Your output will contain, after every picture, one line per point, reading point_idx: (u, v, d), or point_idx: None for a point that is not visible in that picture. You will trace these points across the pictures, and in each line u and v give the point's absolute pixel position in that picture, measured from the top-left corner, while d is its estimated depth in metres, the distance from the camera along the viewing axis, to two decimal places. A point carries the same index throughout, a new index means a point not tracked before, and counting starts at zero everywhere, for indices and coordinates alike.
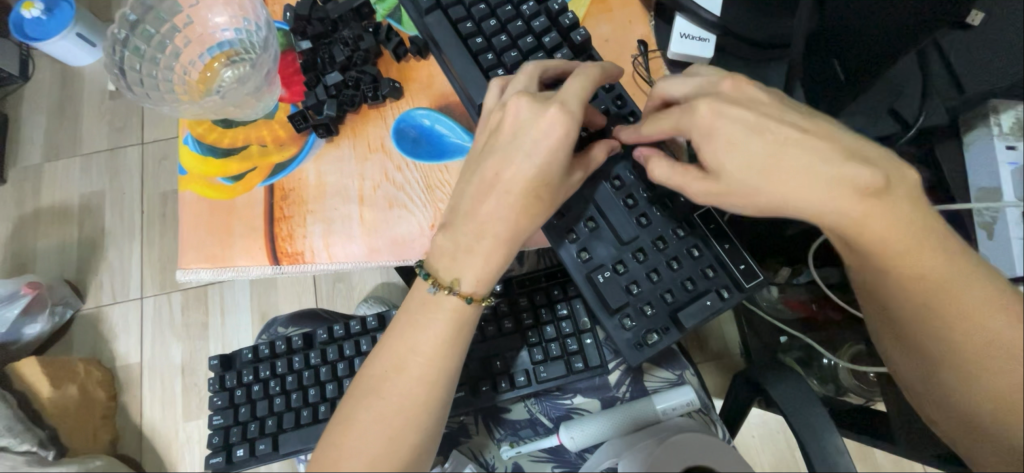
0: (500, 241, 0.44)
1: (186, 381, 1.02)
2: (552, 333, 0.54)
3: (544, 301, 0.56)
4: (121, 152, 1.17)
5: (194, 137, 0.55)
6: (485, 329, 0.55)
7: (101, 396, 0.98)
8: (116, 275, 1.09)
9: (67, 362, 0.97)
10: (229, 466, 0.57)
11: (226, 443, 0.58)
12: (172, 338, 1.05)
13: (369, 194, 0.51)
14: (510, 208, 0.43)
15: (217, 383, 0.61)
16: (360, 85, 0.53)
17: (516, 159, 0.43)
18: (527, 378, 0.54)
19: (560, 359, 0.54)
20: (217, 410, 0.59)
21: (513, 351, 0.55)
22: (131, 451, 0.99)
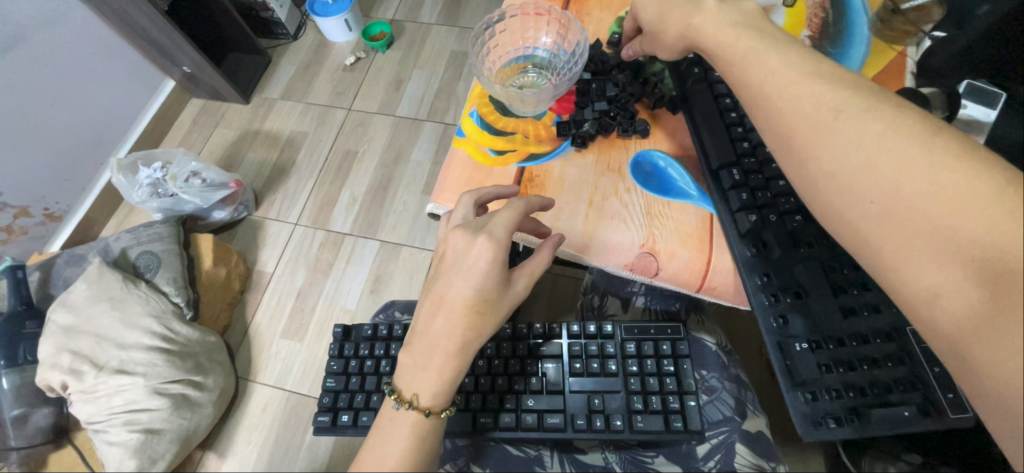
0: (450, 354, 0.45)
1: (297, 303, 1.16)
2: (655, 385, 0.55)
3: (652, 352, 0.56)
4: (332, 110, 1.44)
5: (478, 113, 0.61)
6: (587, 364, 0.56)
7: (235, 287, 1.15)
8: (286, 198, 1.31)
9: (226, 248, 1.15)
10: (333, 427, 0.64)
11: (334, 406, 0.65)
12: (303, 265, 1.21)
13: (598, 203, 0.52)
14: (459, 324, 0.44)
15: (337, 351, 0.69)
16: (619, 116, 0.56)
17: (458, 281, 0.45)
18: (623, 424, 0.53)
19: (659, 414, 0.53)
20: (332, 376, 0.67)
21: (612, 397, 0.55)
22: (234, 341, 1.12)
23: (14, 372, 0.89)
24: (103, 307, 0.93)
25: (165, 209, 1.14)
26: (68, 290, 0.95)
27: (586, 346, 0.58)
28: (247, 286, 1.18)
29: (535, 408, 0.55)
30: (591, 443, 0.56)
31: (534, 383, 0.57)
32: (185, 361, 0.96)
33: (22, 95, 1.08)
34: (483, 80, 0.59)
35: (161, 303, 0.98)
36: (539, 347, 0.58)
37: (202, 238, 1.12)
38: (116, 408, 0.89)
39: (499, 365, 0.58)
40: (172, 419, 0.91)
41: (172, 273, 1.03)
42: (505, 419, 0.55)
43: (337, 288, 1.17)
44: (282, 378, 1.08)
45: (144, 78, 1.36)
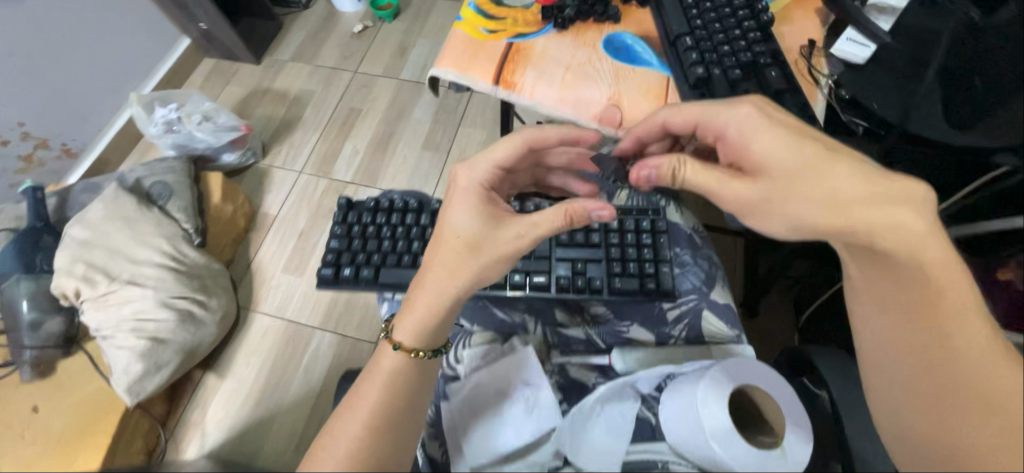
0: (430, 288, 0.51)
1: (299, 242, 1.22)
2: (633, 254, 0.61)
3: (632, 226, 0.63)
4: (339, 72, 1.51)
5: (474, 3, 0.68)
6: (572, 236, 0.63)
7: (241, 225, 1.20)
8: (292, 149, 1.37)
9: (234, 187, 1.21)
10: (334, 281, 0.67)
11: (336, 263, 0.68)
12: (306, 208, 1.27)
13: (574, 68, 0.61)
14: (441, 260, 0.51)
15: (342, 217, 0.72)
16: (593, 6, 0.66)
17: (450, 221, 0.52)
18: (602, 284, 0.60)
19: (635, 277, 0.60)
20: (336, 237, 0.70)
21: (594, 262, 0.62)
22: (237, 274, 1.18)
23: (29, 280, 0.95)
24: (117, 226, 1.00)
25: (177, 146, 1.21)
26: (84, 209, 1.02)
27: None
28: (251, 226, 1.24)
29: (523, 269, 0.61)
30: (574, 319, 0.61)
31: None
32: (192, 281, 1.01)
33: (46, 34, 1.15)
34: None
35: (171, 227, 1.04)
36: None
37: (211, 176, 1.18)
38: (126, 316, 0.95)
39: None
40: (178, 331, 0.96)
41: (184, 202, 1.09)
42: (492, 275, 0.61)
43: None
44: (282, 307, 1.13)
45: (161, 34, 1.43)
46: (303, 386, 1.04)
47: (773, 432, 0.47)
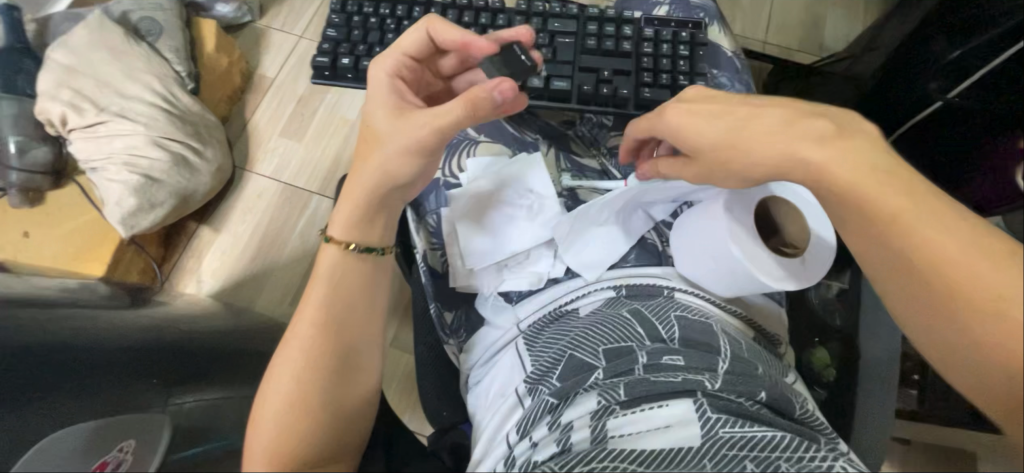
0: (360, 181, 0.47)
1: (298, 108, 1.16)
2: (667, 65, 0.59)
3: (669, 39, 0.60)
4: None
5: None
6: (601, 44, 0.60)
7: (237, 82, 1.13)
8: (291, 9, 1.25)
9: (229, 40, 1.12)
10: (331, 71, 0.64)
11: (333, 53, 0.64)
12: (305, 74, 1.19)
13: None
14: (369, 150, 0.48)
15: (340, 7, 0.66)
16: None
17: (371, 115, 0.49)
18: (629, 94, 0.59)
19: (666, 89, 0.59)
20: (333, 26, 0.65)
21: (621, 74, 0.60)
22: (233, 133, 1.13)
23: (11, 99, 0.89)
24: (105, 56, 0.94)
25: None
26: (68, 34, 0.95)
27: (603, 31, 0.61)
28: (247, 86, 1.17)
29: (547, 73, 0.60)
30: (590, 153, 0.62)
31: (547, 53, 0.60)
32: (184, 124, 0.96)
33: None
34: None
35: (162, 65, 0.98)
36: (558, 24, 0.62)
37: (204, 23, 1.09)
38: (117, 150, 0.91)
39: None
40: (172, 173, 0.93)
41: (175, 43, 1.02)
42: None
43: (338, 99, 1.16)
44: (279, 171, 1.10)
45: None
46: (299, 245, 1.05)
47: (794, 245, 0.48)
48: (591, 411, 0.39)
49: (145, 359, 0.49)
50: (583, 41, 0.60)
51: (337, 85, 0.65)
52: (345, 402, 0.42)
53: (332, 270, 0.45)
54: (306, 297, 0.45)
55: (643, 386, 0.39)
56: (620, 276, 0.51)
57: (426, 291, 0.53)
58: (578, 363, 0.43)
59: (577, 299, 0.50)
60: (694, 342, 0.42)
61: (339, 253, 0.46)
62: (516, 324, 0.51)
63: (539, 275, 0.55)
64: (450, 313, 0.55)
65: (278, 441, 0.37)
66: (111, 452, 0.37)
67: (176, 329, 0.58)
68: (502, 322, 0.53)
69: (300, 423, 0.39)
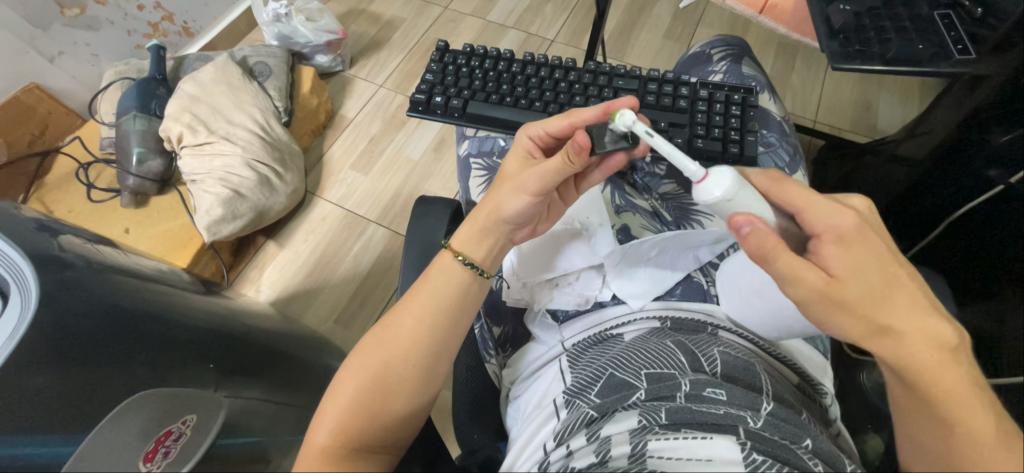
0: (483, 210, 0.53)
1: (369, 145, 1.29)
2: (720, 122, 0.62)
3: (723, 100, 0.63)
4: (430, 5, 1.58)
5: None
6: (659, 100, 0.64)
7: (321, 119, 1.28)
8: (377, 64, 1.44)
9: (321, 85, 1.28)
10: (425, 107, 0.71)
11: (429, 92, 0.72)
12: (380, 118, 1.34)
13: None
14: (498, 186, 0.53)
15: (438, 57, 0.74)
16: None
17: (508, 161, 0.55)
18: (684, 144, 0.61)
19: (719, 142, 0.60)
20: (430, 72, 0.73)
21: (677, 125, 0.62)
22: (310, 162, 1.27)
23: (143, 118, 1.07)
24: (223, 89, 1.11)
25: (279, 36, 1.32)
26: (197, 71, 1.14)
27: (662, 87, 0.65)
28: (329, 124, 1.32)
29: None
30: (641, 196, 0.66)
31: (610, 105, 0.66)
32: (274, 151, 1.10)
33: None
34: None
35: (266, 101, 1.14)
36: (618, 81, 0.67)
37: (304, 68, 1.25)
38: (216, 166, 1.04)
39: (581, 90, 0.68)
40: (257, 190, 1.05)
41: (279, 84, 1.19)
42: None
43: (405, 141, 1.29)
44: (345, 198, 1.21)
45: None
46: (351, 268, 1.13)
47: None
48: (631, 428, 0.41)
49: (219, 341, 0.55)
50: (643, 96, 0.65)
51: (427, 119, 0.73)
52: (414, 399, 0.47)
53: (441, 273, 0.51)
54: (411, 296, 0.50)
55: (684, 412, 0.40)
56: (663, 307, 0.54)
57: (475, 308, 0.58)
58: (618, 381, 0.45)
59: (622, 326, 0.53)
60: (735, 380, 0.44)
61: (449, 260, 0.51)
62: (561, 342, 0.55)
63: (586, 297, 0.57)
64: (496, 328, 0.60)
65: (352, 415, 0.44)
66: (177, 422, 0.41)
67: (245, 325, 0.64)
68: (548, 339, 0.56)
69: (370, 407, 0.45)
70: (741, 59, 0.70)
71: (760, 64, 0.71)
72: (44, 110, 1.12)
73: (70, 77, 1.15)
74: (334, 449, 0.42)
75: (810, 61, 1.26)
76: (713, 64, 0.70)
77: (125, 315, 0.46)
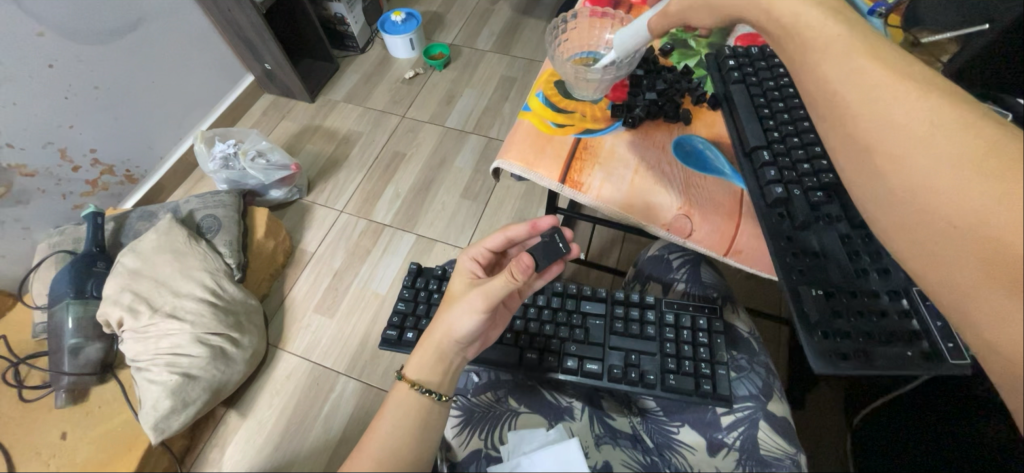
0: (431, 338, 0.50)
1: (333, 283, 1.23)
2: (689, 350, 0.54)
3: (690, 324, 0.55)
4: (387, 116, 1.56)
5: (544, 94, 0.55)
6: (627, 325, 0.56)
7: (279, 260, 1.22)
8: (336, 187, 1.40)
9: (277, 223, 1.25)
10: (397, 343, 0.59)
11: (402, 325, 0.60)
12: (342, 249, 1.28)
13: (646, 169, 0.48)
14: (446, 307, 0.51)
15: (410, 280, 0.64)
16: (663, 104, 0.52)
17: (456, 283, 0.54)
18: (655, 379, 0.52)
19: (690, 376, 0.52)
20: (400, 299, 0.62)
21: (647, 355, 0.54)
22: (271, 308, 1.19)
23: (78, 303, 0.97)
24: (167, 257, 1.03)
25: (229, 181, 1.25)
26: (139, 239, 1.06)
27: (625, 304, 0.58)
28: (289, 262, 1.26)
29: (576, 354, 0.55)
30: (619, 413, 0.57)
31: (578, 332, 0.56)
32: (228, 317, 1.02)
33: (155, 132, 1.31)
34: (558, 65, 0.57)
35: (216, 261, 1.07)
36: (586, 303, 0.58)
37: (257, 211, 1.22)
38: (162, 349, 0.95)
39: (550, 316, 0.58)
40: (209, 368, 0.96)
41: (230, 236, 1.12)
42: (529, 355, 0.55)
43: (372, 272, 1.24)
44: (310, 349, 1.13)
45: (229, 71, 1.49)
46: (322, 434, 1.02)
47: None
48: None
49: None
50: (609, 320, 0.57)
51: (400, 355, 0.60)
52: None
53: (398, 408, 0.47)
54: None
55: None
56: None
57: None
58: None
59: None
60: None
61: (405, 392, 0.48)
62: None
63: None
64: None
65: None
66: None
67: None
68: None
69: None
70: (701, 267, 0.64)
71: (720, 272, 0.64)
72: None
73: None
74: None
75: None
76: (673, 272, 0.64)
77: None
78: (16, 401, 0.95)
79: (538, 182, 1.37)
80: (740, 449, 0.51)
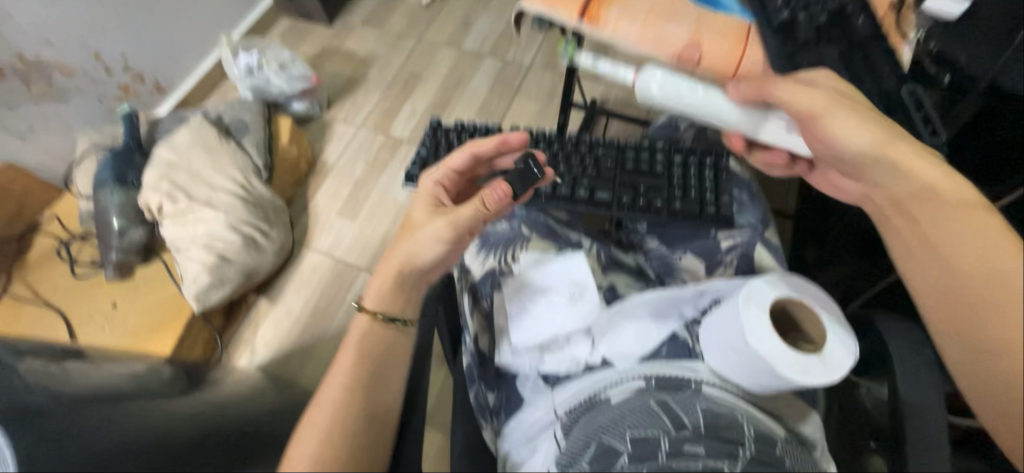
0: (393, 265, 0.56)
1: (354, 191, 1.29)
2: (693, 183, 0.68)
3: (696, 163, 0.70)
4: (404, 38, 1.57)
5: None
6: (639, 166, 0.71)
7: (302, 169, 1.28)
8: (355, 105, 1.44)
9: (300, 133, 1.29)
10: (420, 179, 0.72)
11: (423, 165, 0.73)
12: (361, 161, 1.34)
13: (657, 12, 0.60)
14: (409, 233, 0.57)
15: (431, 131, 0.77)
16: None
17: (416, 208, 0.60)
18: (662, 206, 0.68)
19: (694, 203, 0.67)
20: (424, 145, 0.75)
21: (656, 188, 0.69)
22: (296, 212, 1.26)
23: (120, 191, 1.04)
24: (200, 152, 1.10)
25: (254, 89, 1.29)
26: (172, 135, 1.12)
27: (639, 153, 0.71)
28: (311, 171, 1.32)
29: (588, 186, 0.70)
30: (626, 250, 0.68)
31: (595, 171, 0.71)
32: (257, 210, 1.09)
33: (181, 39, 1.33)
34: None
35: (245, 160, 1.13)
36: (601, 149, 0.73)
37: (281, 119, 1.26)
38: (199, 234, 1.03)
39: (573, 160, 0.72)
40: (243, 253, 1.04)
41: (257, 139, 1.18)
42: (561, 190, 0.71)
43: (390, 182, 1.30)
44: (333, 248, 1.20)
45: None
46: (345, 321, 1.11)
47: (816, 339, 0.51)
48: None
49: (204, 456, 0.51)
50: (625, 163, 0.71)
51: None
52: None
53: (362, 339, 0.52)
54: (332, 374, 0.50)
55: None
56: (650, 366, 0.56)
57: (469, 376, 0.60)
58: (607, 448, 0.48)
59: (612, 390, 0.54)
60: (716, 430, 0.48)
61: (368, 321, 0.53)
62: (554, 408, 0.56)
63: (577, 359, 0.60)
64: (490, 394, 0.62)
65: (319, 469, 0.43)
66: None
67: (228, 414, 0.62)
68: (536, 401, 0.58)
69: None
70: (706, 128, 0.77)
71: (722, 134, 0.78)
72: (19, 188, 1.09)
73: (43, 151, 1.13)
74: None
75: None
76: (682, 130, 0.77)
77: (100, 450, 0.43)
78: (70, 278, 1.05)
79: (552, 104, 1.39)
80: (736, 266, 0.62)
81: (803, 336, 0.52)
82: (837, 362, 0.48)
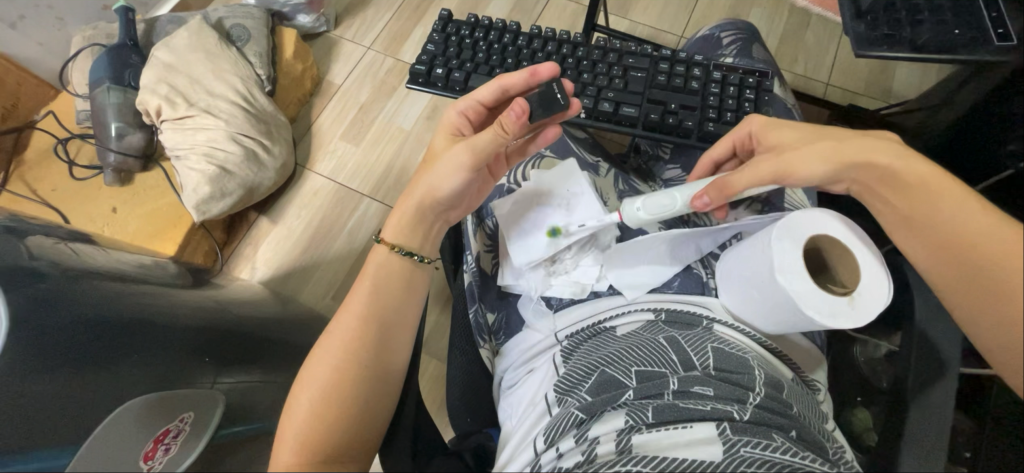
0: (414, 199, 0.54)
1: (359, 114, 1.24)
2: (731, 103, 0.64)
3: (736, 82, 0.65)
4: None
5: None
6: (671, 80, 0.66)
7: (307, 86, 1.22)
8: (364, 23, 1.35)
9: (305, 48, 1.22)
10: (426, 78, 0.70)
11: (430, 64, 0.70)
12: (368, 83, 1.27)
13: None
14: (429, 167, 0.54)
15: (440, 27, 0.73)
16: None
17: (440, 140, 0.56)
18: (693, 127, 0.64)
19: (730, 125, 0.63)
20: (432, 42, 0.71)
21: (688, 107, 0.65)
22: (299, 131, 1.22)
23: (117, 90, 1.00)
24: (200, 57, 1.04)
25: None
26: (171, 36, 1.06)
27: (674, 68, 0.67)
28: (316, 90, 1.26)
29: (613, 99, 0.65)
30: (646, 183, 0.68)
31: (618, 83, 0.66)
32: (259, 123, 1.04)
33: None
34: None
35: (247, 69, 1.08)
36: (630, 60, 0.68)
37: (285, 31, 1.19)
38: (199, 142, 1.00)
39: (597, 70, 0.68)
40: (244, 165, 1.01)
41: (260, 48, 1.12)
42: (584, 101, 0.66)
43: (397, 108, 1.24)
44: (337, 171, 1.17)
45: None
46: (346, 245, 1.10)
47: (845, 283, 0.48)
48: (618, 428, 0.44)
49: (198, 345, 0.50)
50: (653, 77, 0.66)
51: (427, 92, 0.71)
52: (366, 430, 0.44)
53: (376, 270, 0.51)
54: (351, 296, 0.50)
55: (671, 410, 0.43)
56: (660, 299, 0.55)
57: (469, 293, 0.59)
58: (610, 378, 0.48)
59: (615, 319, 0.55)
60: (727, 374, 0.46)
61: (386, 253, 0.52)
62: (554, 332, 0.57)
63: (582, 285, 0.60)
64: (491, 315, 0.61)
65: (325, 392, 0.44)
66: (174, 421, 0.41)
67: (226, 311, 0.62)
68: (539, 326, 0.58)
69: (326, 415, 0.43)
70: (752, 44, 0.71)
71: (769, 51, 0.72)
72: (13, 81, 1.05)
73: (35, 44, 1.07)
74: (308, 430, 0.43)
75: (826, 22, 1.15)
76: (723, 48, 0.72)
77: (95, 325, 0.43)
78: (69, 178, 1.03)
79: None
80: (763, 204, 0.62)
81: (833, 278, 0.49)
82: (869, 304, 0.44)
